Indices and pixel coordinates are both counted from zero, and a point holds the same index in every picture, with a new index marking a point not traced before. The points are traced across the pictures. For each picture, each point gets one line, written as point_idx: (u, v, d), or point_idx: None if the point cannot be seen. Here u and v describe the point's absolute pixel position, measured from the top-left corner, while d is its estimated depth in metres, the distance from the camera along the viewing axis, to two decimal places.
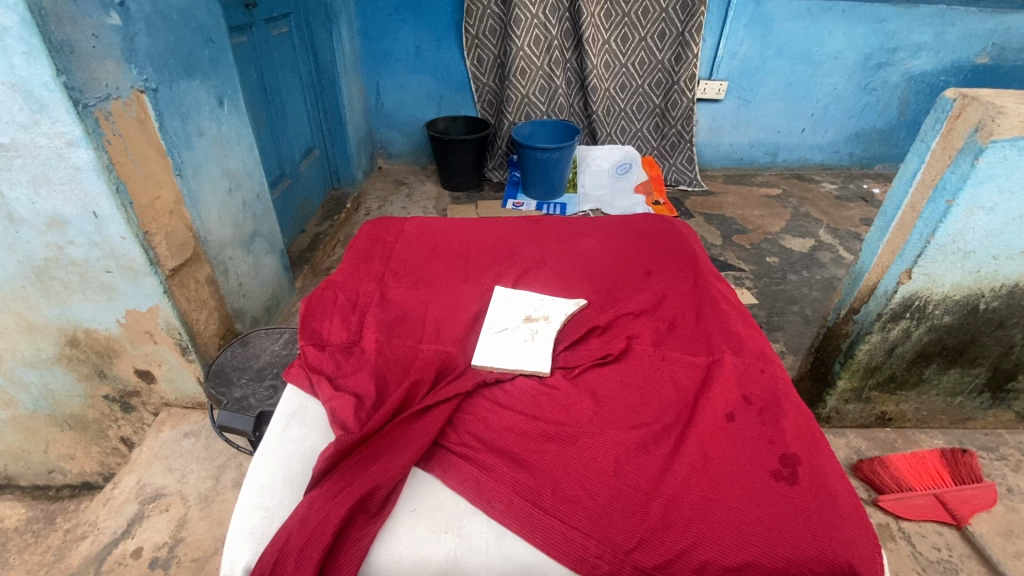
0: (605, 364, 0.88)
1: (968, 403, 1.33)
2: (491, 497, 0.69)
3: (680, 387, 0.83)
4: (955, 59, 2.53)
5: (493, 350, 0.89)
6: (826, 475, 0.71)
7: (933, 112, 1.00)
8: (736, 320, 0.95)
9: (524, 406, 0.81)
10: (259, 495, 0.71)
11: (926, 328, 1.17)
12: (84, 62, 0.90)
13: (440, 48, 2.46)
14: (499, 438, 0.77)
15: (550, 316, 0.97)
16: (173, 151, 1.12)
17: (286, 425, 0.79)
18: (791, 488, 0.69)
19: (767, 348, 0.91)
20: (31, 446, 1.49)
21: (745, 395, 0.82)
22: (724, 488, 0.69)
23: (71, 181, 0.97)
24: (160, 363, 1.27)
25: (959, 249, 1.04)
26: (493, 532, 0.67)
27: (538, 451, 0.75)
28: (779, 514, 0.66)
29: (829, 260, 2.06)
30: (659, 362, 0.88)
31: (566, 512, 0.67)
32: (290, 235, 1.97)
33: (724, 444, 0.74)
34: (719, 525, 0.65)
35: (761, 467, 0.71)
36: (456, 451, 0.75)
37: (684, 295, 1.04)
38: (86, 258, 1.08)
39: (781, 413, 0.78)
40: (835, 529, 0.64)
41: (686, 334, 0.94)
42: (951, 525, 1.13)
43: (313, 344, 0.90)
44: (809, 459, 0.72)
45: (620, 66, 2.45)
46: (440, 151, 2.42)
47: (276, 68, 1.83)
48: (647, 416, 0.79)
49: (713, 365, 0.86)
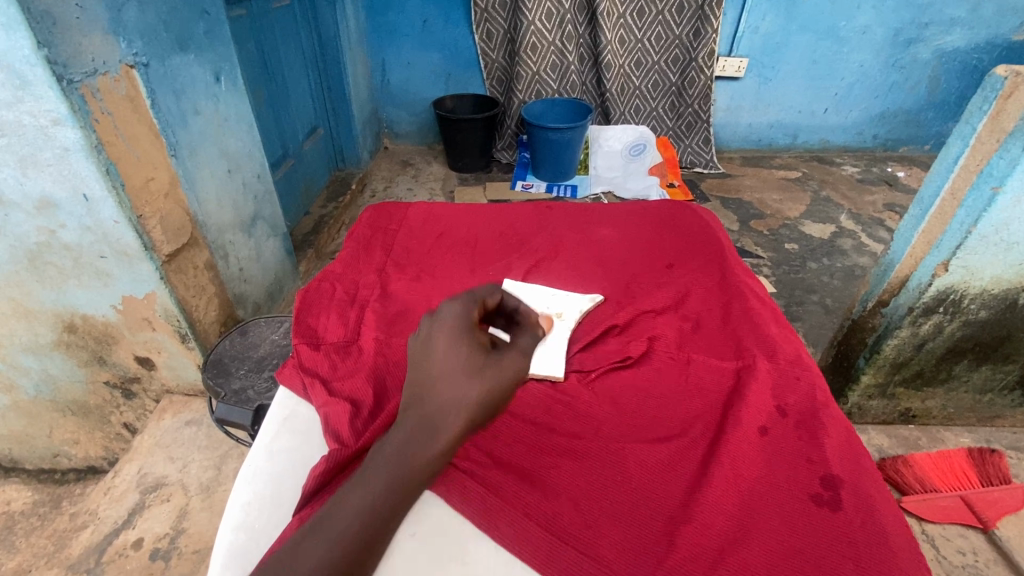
0: (624, 368, 0.83)
1: (998, 401, 1.26)
2: (499, 521, 0.64)
3: (707, 396, 0.78)
4: (990, 35, 2.40)
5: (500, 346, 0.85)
6: (872, 497, 0.66)
7: (981, 90, 0.90)
8: (767, 319, 0.90)
9: (535, 415, 0.77)
10: (244, 511, 0.66)
11: (960, 323, 1.10)
12: (69, 34, 0.85)
13: (448, 23, 2.36)
14: (507, 451, 0.72)
15: (563, 313, 0.92)
16: (167, 130, 1.07)
17: (276, 433, 0.75)
18: (835, 515, 0.64)
19: (803, 353, 0.85)
20: (35, 430, 1.47)
21: (779, 406, 0.76)
22: (757, 513, 0.64)
23: (59, 163, 0.93)
24: (160, 350, 1.24)
25: (1002, 240, 0.97)
26: (501, 560, 0.61)
27: (551, 466, 0.70)
28: (822, 545, 0.61)
29: (851, 248, 1.98)
30: (683, 368, 0.83)
31: (584, 538, 0.62)
32: (294, 217, 1.93)
33: (757, 462, 0.69)
34: (757, 558, 0.60)
35: (800, 490, 0.66)
36: (460, 466, 0.69)
37: (709, 292, 0.98)
38: (79, 242, 1.04)
39: (821, 426, 0.73)
40: (888, 562, 0.59)
41: (712, 335, 0.88)
42: (977, 528, 1.09)
43: (307, 343, 0.85)
44: (852, 481, 0.67)
45: (636, 41, 2.34)
46: (448, 130, 2.34)
47: (278, 43, 1.76)
48: (672, 429, 0.74)
49: (743, 372, 0.81)
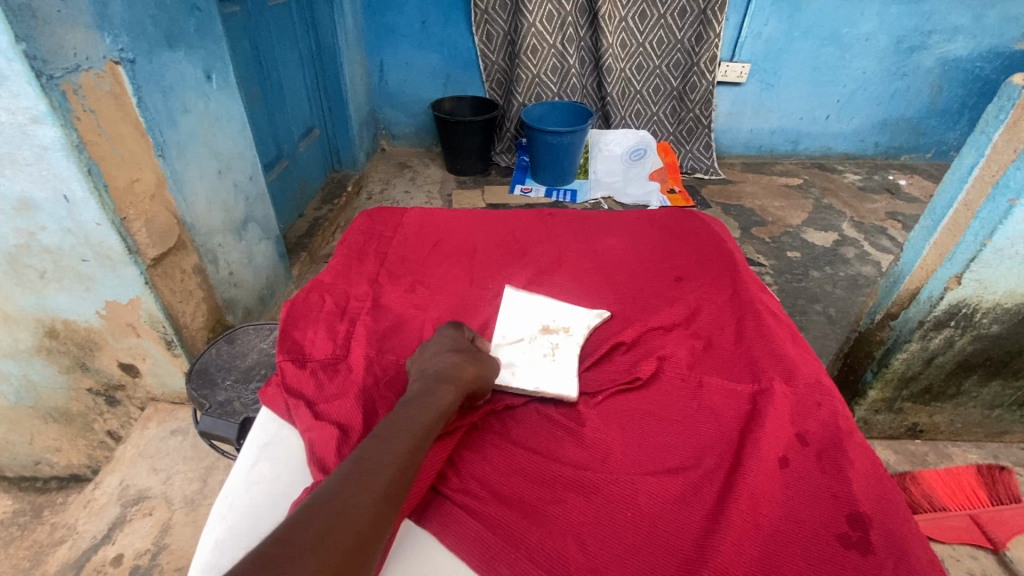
0: (632, 390, 0.80)
1: (1007, 417, 1.23)
2: (498, 562, 0.60)
3: (722, 422, 0.75)
4: (993, 44, 2.38)
5: (506, 359, 0.84)
6: (905, 537, 0.61)
7: (997, 98, 0.88)
8: (782, 338, 0.86)
9: (538, 444, 0.73)
10: (216, 550, 0.61)
11: (971, 337, 1.07)
12: (48, 28, 0.81)
13: (447, 23, 2.33)
14: (507, 484, 0.68)
15: (571, 329, 0.89)
16: (154, 130, 1.03)
17: (256, 461, 0.71)
18: (864, 558, 0.60)
19: (822, 375, 0.81)
20: (15, 436, 1.42)
21: (799, 433, 0.73)
22: (779, 555, 0.61)
23: (38, 163, 0.88)
24: (145, 357, 1.20)
25: (1018, 253, 0.94)
26: None
27: (555, 501, 0.66)
28: None
29: (853, 257, 1.95)
30: (694, 390, 0.79)
31: None
32: (288, 219, 1.88)
33: (775, 497, 0.66)
34: None
35: (824, 530, 0.63)
36: (456, 499, 0.66)
37: (720, 309, 0.94)
38: (60, 246, 1.00)
39: (844, 457, 0.69)
40: None
41: (723, 355, 0.85)
42: (988, 549, 1.05)
43: (294, 359, 0.82)
44: (881, 520, 0.63)
45: (637, 45, 2.31)
46: (446, 133, 2.31)
47: (273, 42, 1.72)
48: (683, 459, 0.71)
49: (760, 395, 0.77)
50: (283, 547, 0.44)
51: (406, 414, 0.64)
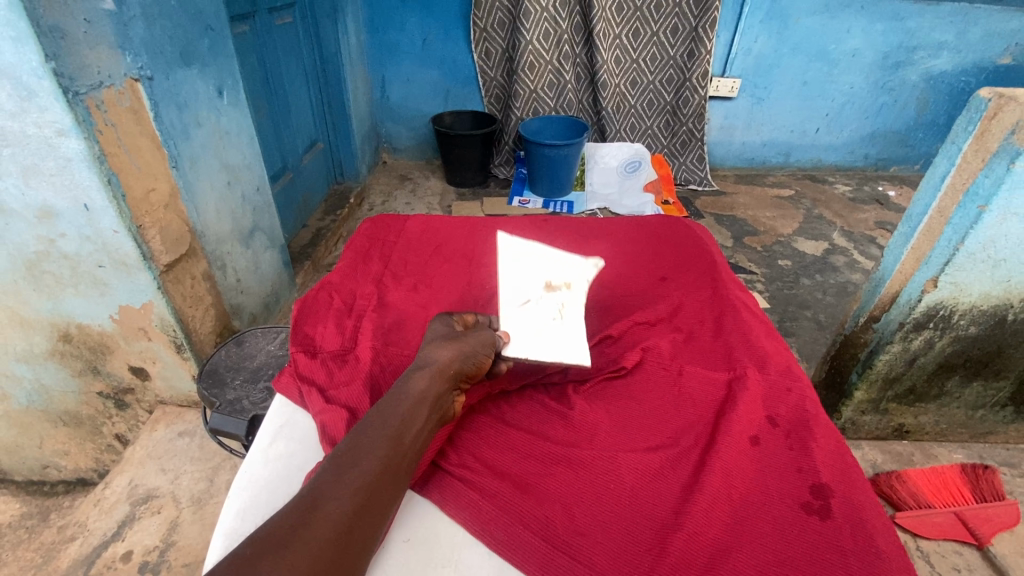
0: (618, 378, 0.85)
1: (991, 417, 1.27)
2: (492, 526, 0.64)
3: (702, 406, 0.79)
4: (976, 59, 2.46)
5: (519, 329, 0.83)
6: (863, 507, 0.66)
7: (966, 111, 0.93)
8: (759, 332, 0.91)
9: (530, 424, 0.78)
10: (235, 519, 0.65)
11: (950, 338, 1.11)
12: (75, 48, 0.86)
13: (447, 41, 2.41)
14: (501, 459, 0.73)
15: (572, 284, 0.92)
16: (168, 142, 1.08)
17: (272, 440, 0.75)
18: (824, 523, 0.64)
19: (793, 365, 0.86)
20: (25, 440, 1.46)
21: (770, 416, 0.77)
22: (748, 521, 0.65)
23: (62, 173, 0.94)
24: (155, 360, 1.24)
25: (989, 257, 0.98)
26: (495, 566, 0.61)
27: (544, 474, 0.71)
28: (812, 553, 0.61)
29: (843, 265, 2.00)
30: (675, 377, 0.84)
31: (580, 547, 0.63)
32: (292, 229, 1.94)
33: (747, 470, 0.70)
34: (745, 565, 0.60)
35: (790, 500, 0.66)
36: (456, 473, 0.70)
37: (702, 304, 0.99)
38: (78, 252, 1.04)
39: (810, 437, 0.73)
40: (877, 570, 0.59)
41: (703, 346, 0.90)
42: (973, 545, 1.09)
43: (304, 351, 0.86)
44: (842, 491, 0.67)
45: (631, 61, 2.39)
46: (446, 146, 2.37)
47: (280, 59, 1.80)
48: (664, 437, 0.75)
49: (735, 381, 0.82)
50: (247, 558, 0.45)
51: (382, 409, 0.63)
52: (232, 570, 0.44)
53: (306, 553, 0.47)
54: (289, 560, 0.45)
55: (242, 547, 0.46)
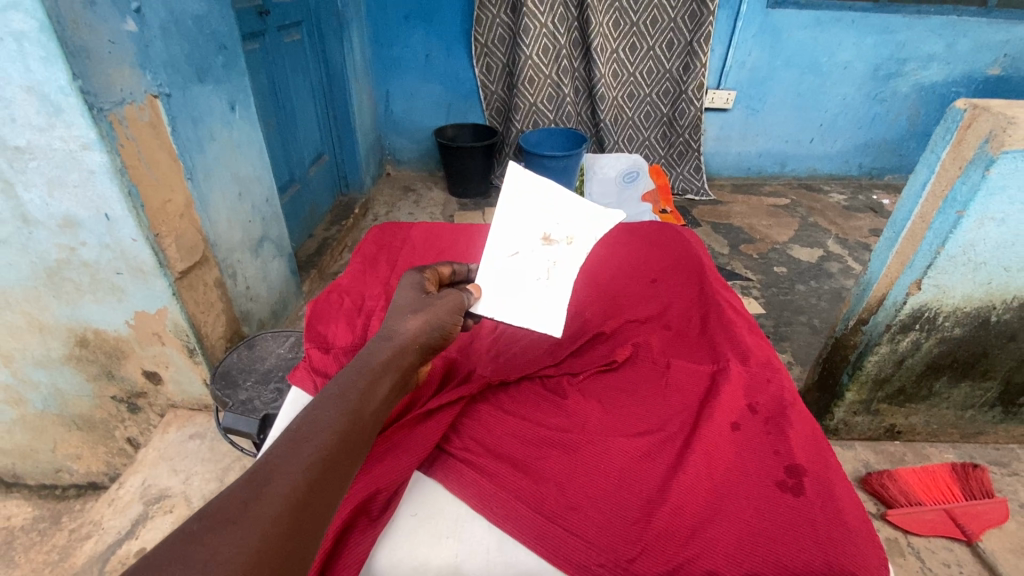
0: (609, 371, 0.89)
1: (980, 417, 1.30)
2: (492, 502, 0.68)
3: (687, 395, 0.84)
4: (965, 71, 2.52)
5: (496, 283, 0.85)
6: (833, 484, 0.70)
7: (944, 121, 0.98)
8: (742, 328, 0.95)
9: (527, 411, 0.82)
10: None
11: (936, 339, 1.15)
12: (100, 67, 0.92)
13: (449, 56, 2.48)
14: (500, 443, 0.77)
15: (574, 239, 0.91)
16: (184, 155, 1.14)
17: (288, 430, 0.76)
18: (797, 499, 0.68)
19: (774, 358, 0.90)
20: (39, 444, 1.50)
21: (750, 404, 0.82)
22: (728, 497, 0.69)
23: (84, 185, 0.99)
24: (168, 364, 1.28)
25: (970, 259, 1.02)
26: (494, 538, 0.66)
27: (539, 456, 0.75)
28: (784, 524, 0.65)
29: (837, 271, 2.04)
30: (663, 371, 0.89)
31: (571, 519, 0.67)
32: (298, 239, 1.99)
33: (728, 453, 0.74)
34: (723, 538, 0.64)
35: (766, 478, 0.71)
36: (459, 455, 0.75)
37: (689, 304, 1.04)
38: (98, 259, 1.09)
39: (787, 423, 0.77)
40: (843, 541, 0.63)
41: (691, 342, 0.95)
42: (962, 541, 1.11)
43: (318, 347, 0.90)
44: (815, 470, 0.71)
45: (628, 75, 2.46)
46: (449, 157, 2.43)
47: (288, 75, 1.86)
48: (651, 424, 0.80)
49: (719, 373, 0.86)
50: (196, 532, 0.46)
51: (339, 386, 0.64)
52: (181, 542, 0.45)
53: (255, 526, 0.48)
54: (239, 532, 0.46)
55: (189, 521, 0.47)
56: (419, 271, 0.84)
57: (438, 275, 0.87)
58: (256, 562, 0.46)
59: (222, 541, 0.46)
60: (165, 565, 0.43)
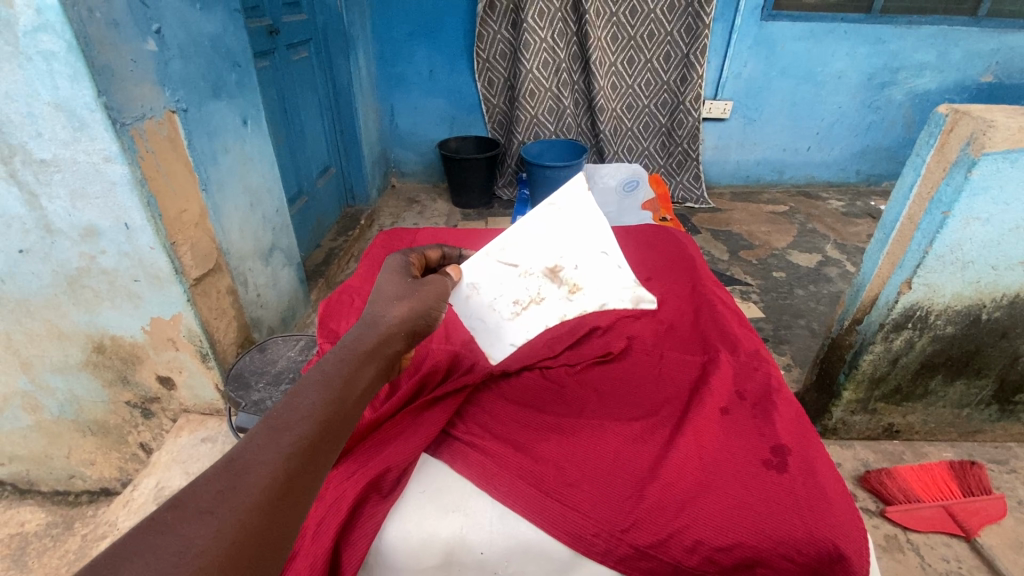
0: (606, 362, 0.95)
1: (977, 416, 1.32)
2: (495, 480, 0.74)
3: (677, 384, 0.89)
4: (958, 78, 2.57)
5: (484, 278, 0.89)
6: (814, 462, 0.74)
7: (927, 126, 1.02)
8: (732, 321, 1.00)
9: (527, 399, 0.88)
10: None
11: (929, 338, 1.18)
12: (123, 85, 0.97)
13: (452, 71, 2.55)
14: (502, 427, 0.83)
15: (572, 290, 0.99)
16: (199, 167, 1.19)
17: None
18: (780, 475, 0.72)
19: (762, 348, 0.95)
20: (54, 451, 1.53)
21: (739, 391, 0.86)
22: (715, 474, 0.74)
23: (106, 195, 1.04)
24: (181, 369, 1.32)
25: (958, 258, 1.05)
26: (497, 512, 0.72)
27: (539, 439, 0.81)
28: (767, 497, 0.70)
29: (835, 276, 2.07)
30: (657, 361, 0.94)
31: (568, 494, 0.72)
32: (306, 249, 2.04)
33: (716, 435, 0.79)
34: (710, 511, 0.69)
35: (753, 457, 0.76)
36: (464, 439, 0.80)
37: (683, 300, 1.09)
38: (117, 267, 1.14)
39: (773, 406, 0.82)
40: (822, 514, 0.68)
41: (683, 335, 1.00)
42: (961, 537, 1.12)
43: (330, 342, 0.96)
44: (798, 449, 0.76)
45: (626, 87, 2.52)
46: (452, 169, 2.49)
47: (297, 91, 1.93)
48: (644, 410, 0.85)
49: (709, 363, 0.92)
50: (168, 521, 0.46)
51: (320, 373, 0.63)
52: (150, 532, 0.44)
53: (231, 513, 0.47)
54: (212, 523, 0.46)
55: (161, 510, 0.46)
56: (404, 255, 0.87)
57: (423, 259, 0.91)
58: (230, 552, 0.45)
59: (193, 532, 0.45)
60: (132, 556, 0.42)
